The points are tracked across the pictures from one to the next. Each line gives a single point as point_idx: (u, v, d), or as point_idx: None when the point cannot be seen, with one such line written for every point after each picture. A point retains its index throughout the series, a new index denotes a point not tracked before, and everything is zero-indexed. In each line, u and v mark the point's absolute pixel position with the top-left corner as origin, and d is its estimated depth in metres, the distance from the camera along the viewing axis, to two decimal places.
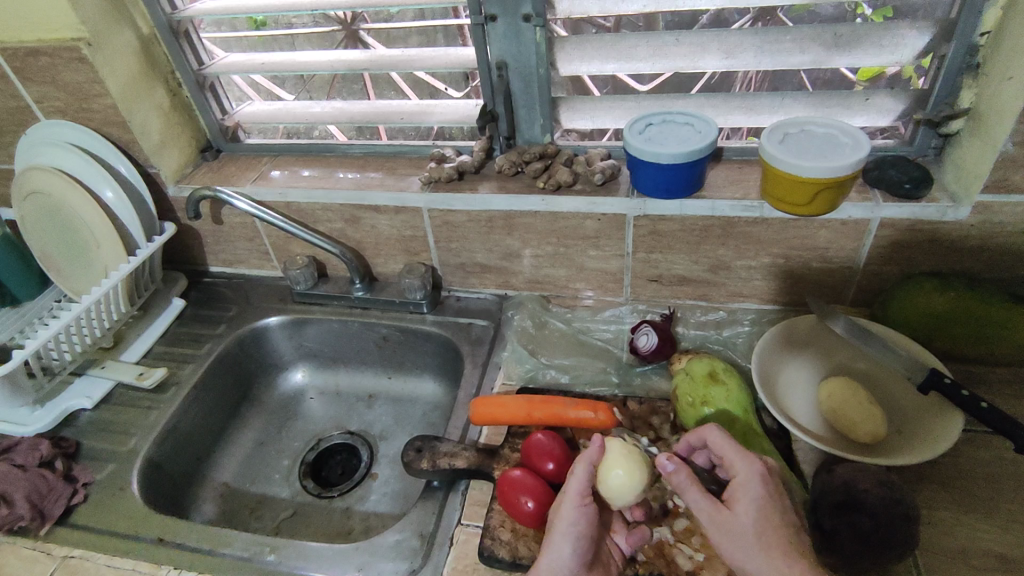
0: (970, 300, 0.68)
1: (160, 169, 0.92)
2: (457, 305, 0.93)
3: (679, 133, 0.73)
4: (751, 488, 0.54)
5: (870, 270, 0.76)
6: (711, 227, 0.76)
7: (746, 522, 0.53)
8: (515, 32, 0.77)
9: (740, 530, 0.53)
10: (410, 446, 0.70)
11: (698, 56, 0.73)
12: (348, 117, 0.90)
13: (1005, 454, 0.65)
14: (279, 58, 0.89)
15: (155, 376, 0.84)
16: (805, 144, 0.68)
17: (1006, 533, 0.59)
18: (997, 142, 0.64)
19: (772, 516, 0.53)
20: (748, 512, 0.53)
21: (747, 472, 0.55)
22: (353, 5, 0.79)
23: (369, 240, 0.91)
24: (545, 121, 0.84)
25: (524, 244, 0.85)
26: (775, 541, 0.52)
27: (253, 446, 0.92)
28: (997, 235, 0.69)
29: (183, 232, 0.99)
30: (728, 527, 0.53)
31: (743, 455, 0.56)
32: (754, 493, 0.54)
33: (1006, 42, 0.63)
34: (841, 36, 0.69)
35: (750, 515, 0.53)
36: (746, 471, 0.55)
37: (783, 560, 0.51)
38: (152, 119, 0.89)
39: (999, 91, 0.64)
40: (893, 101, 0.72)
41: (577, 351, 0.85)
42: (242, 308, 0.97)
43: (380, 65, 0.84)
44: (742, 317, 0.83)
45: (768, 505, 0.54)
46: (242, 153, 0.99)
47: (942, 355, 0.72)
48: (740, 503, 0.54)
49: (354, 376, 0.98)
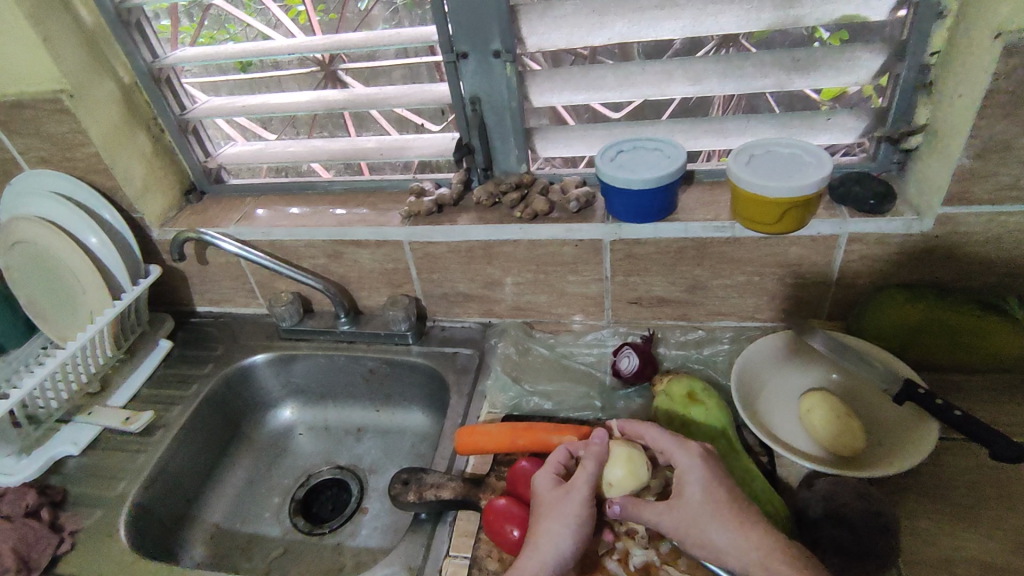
0: (938, 310, 0.70)
1: (144, 214, 0.93)
2: (442, 334, 0.94)
3: (649, 159, 0.75)
4: (694, 474, 0.58)
5: (844, 283, 0.77)
6: (685, 249, 0.78)
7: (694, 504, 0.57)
8: (486, 68, 0.80)
9: (693, 506, 0.57)
10: (397, 478, 0.70)
11: (665, 83, 0.76)
12: (328, 155, 0.92)
13: (983, 461, 0.66)
14: (258, 101, 0.91)
15: (142, 420, 0.85)
16: (770, 165, 0.70)
17: (987, 540, 0.59)
18: (954, 156, 0.66)
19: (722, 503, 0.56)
20: (699, 489, 0.57)
21: (687, 462, 0.59)
22: (329, 48, 0.82)
23: (352, 274, 0.92)
24: (520, 152, 0.86)
25: (505, 272, 0.86)
26: (731, 513, 0.56)
27: (243, 486, 0.91)
28: (963, 246, 0.71)
29: (169, 273, 1.00)
30: (685, 510, 0.57)
31: (681, 447, 0.60)
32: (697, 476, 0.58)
33: (953, 62, 0.66)
34: (799, 61, 0.72)
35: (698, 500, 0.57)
36: (686, 459, 0.59)
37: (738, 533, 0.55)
38: (135, 165, 0.91)
39: (952, 107, 0.66)
40: (854, 119, 0.75)
41: (562, 375, 0.86)
42: (229, 347, 0.97)
43: (359, 104, 0.86)
44: (722, 335, 0.85)
45: (711, 481, 0.57)
46: (226, 194, 1.00)
47: (917, 365, 0.74)
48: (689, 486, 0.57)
49: (342, 411, 0.98)
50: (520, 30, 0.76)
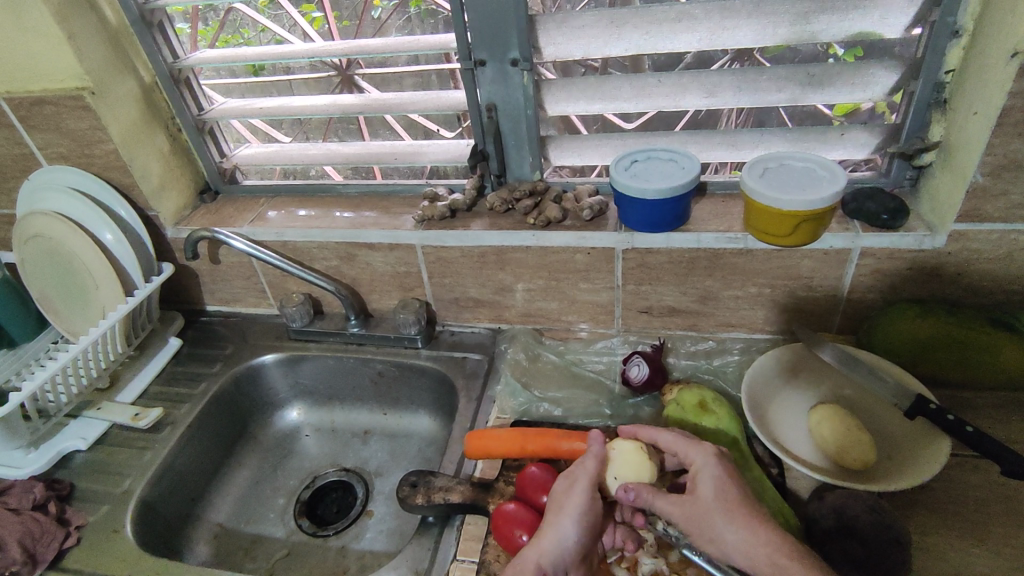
0: (949, 325, 0.70)
1: (159, 212, 0.94)
2: (452, 338, 0.94)
3: (663, 169, 0.76)
4: (709, 471, 0.58)
5: (854, 297, 0.78)
6: (697, 259, 0.78)
7: (710, 500, 0.57)
8: (503, 76, 0.81)
9: (704, 505, 0.57)
10: (405, 481, 0.70)
11: (680, 95, 0.77)
12: (344, 158, 0.93)
13: (993, 478, 0.65)
14: (276, 103, 0.92)
15: (151, 416, 0.85)
16: (784, 178, 0.71)
17: (997, 557, 0.59)
18: (968, 174, 0.66)
19: (736, 498, 0.57)
20: (710, 489, 0.57)
21: (702, 459, 0.59)
22: (348, 53, 0.83)
23: (364, 276, 0.93)
24: (534, 159, 0.87)
25: (517, 278, 0.87)
26: (739, 513, 0.56)
27: (248, 486, 0.91)
28: (975, 262, 0.71)
29: (181, 272, 1.00)
30: (694, 511, 0.57)
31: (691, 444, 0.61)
32: (712, 475, 0.58)
33: (967, 81, 0.67)
34: (814, 76, 0.72)
35: (711, 497, 0.57)
36: (701, 458, 0.60)
37: (749, 530, 0.55)
38: (152, 163, 0.92)
39: (966, 125, 0.67)
40: (867, 135, 0.75)
41: (571, 383, 0.86)
42: (238, 346, 0.98)
43: (376, 108, 0.87)
44: (732, 346, 0.85)
45: (725, 483, 0.58)
46: (240, 195, 1.01)
47: (927, 380, 0.74)
48: (703, 485, 0.58)
49: (349, 413, 0.98)
50: (538, 40, 0.77)
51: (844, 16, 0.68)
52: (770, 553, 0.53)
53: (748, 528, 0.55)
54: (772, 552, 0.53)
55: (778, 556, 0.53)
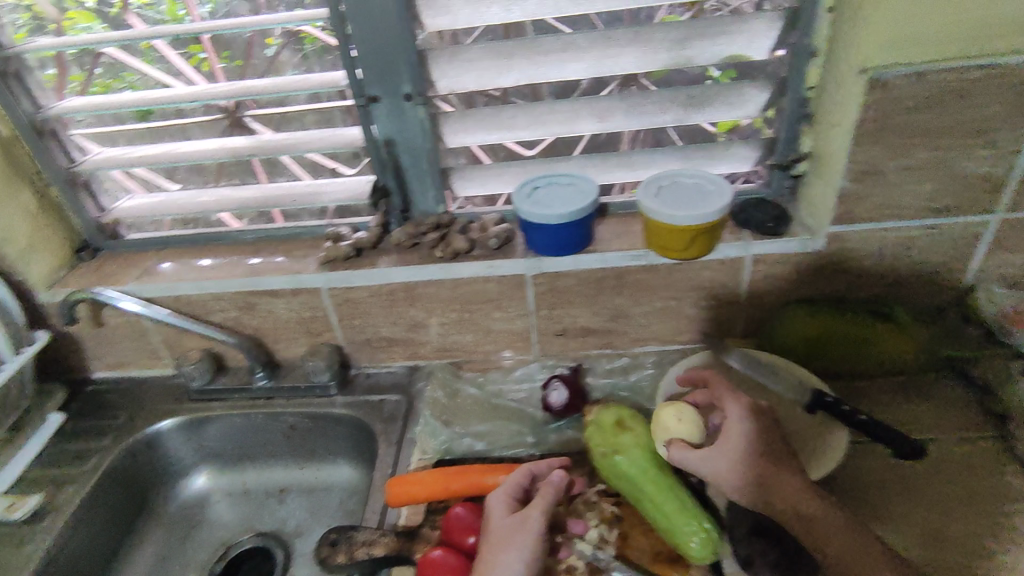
0: (836, 321, 0.75)
1: (27, 277, 0.86)
2: (368, 381, 0.90)
3: (564, 193, 0.77)
4: (740, 421, 0.62)
5: (753, 302, 0.81)
6: (605, 278, 0.80)
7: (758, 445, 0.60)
8: (398, 111, 0.80)
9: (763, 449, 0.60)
10: (324, 540, 0.66)
11: (573, 120, 0.79)
12: (237, 203, 0.88)
13: (889, 461, 0.70)
14: (159, 151, 0.87)
15: (28, 505, 0.76)
16: (676, 194, 0.73)
17: (898, 535, 0.63)
18: (836, 179, 0.72)
19: (761, 442, 0.60)
20: (749, 437, 0.61)
21: (733, 411, 0.62)
22: (232, 95, 0.79)
23: (267, 325, 0.88)
24: (437, 193, 0.87)
25: (429, 313, 0.85)
26: (779, 461, 0.60)
27: (152, 566, 0.83)
28: (854, 260, 0.77)
29: (60, 339, 0.91)
30: (722, 459, 0.60)
31: (726, 396, 0.64)
32: (743, 425, 0.61)
33: (827, 94, 0.72)
34: (694, 97, 0.76)
35: (752, 444, 0.60)
36: (732, 408, 0.63)
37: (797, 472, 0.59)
38: (17, 223, 0.84)
39: (830, 135, 0.72)
40: (749, 149, 0.80)
41: (491, 415, 0.84)
42: (132, 414, 0.89)
43: (267, 151, 0.84)
44: (646, 361, 0.87)
45: (761, 432, 0.61)
46: (125, 250, 0.94)
47: (823, 375, 0.79)
48: (735, 433, 0.61)
49: (263, 473, 0.92)
50: (430, 74, 0.77)
51: (715, 41, 0.72)
52: (803, 495, 0.58)
53: (799, 471, 0.59)
54: (800, 494, 0.58)
55: (796, 498, 0.58)
